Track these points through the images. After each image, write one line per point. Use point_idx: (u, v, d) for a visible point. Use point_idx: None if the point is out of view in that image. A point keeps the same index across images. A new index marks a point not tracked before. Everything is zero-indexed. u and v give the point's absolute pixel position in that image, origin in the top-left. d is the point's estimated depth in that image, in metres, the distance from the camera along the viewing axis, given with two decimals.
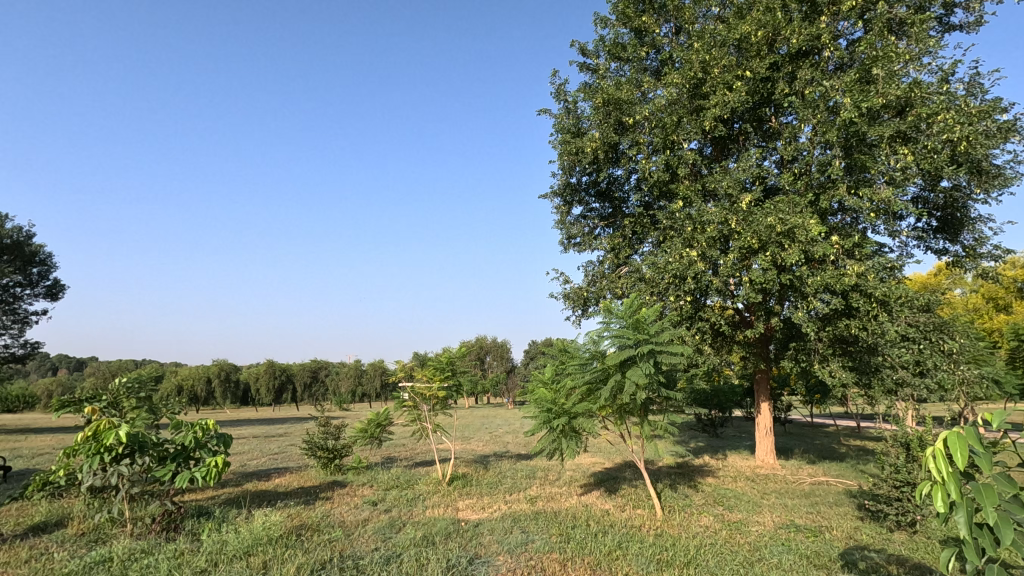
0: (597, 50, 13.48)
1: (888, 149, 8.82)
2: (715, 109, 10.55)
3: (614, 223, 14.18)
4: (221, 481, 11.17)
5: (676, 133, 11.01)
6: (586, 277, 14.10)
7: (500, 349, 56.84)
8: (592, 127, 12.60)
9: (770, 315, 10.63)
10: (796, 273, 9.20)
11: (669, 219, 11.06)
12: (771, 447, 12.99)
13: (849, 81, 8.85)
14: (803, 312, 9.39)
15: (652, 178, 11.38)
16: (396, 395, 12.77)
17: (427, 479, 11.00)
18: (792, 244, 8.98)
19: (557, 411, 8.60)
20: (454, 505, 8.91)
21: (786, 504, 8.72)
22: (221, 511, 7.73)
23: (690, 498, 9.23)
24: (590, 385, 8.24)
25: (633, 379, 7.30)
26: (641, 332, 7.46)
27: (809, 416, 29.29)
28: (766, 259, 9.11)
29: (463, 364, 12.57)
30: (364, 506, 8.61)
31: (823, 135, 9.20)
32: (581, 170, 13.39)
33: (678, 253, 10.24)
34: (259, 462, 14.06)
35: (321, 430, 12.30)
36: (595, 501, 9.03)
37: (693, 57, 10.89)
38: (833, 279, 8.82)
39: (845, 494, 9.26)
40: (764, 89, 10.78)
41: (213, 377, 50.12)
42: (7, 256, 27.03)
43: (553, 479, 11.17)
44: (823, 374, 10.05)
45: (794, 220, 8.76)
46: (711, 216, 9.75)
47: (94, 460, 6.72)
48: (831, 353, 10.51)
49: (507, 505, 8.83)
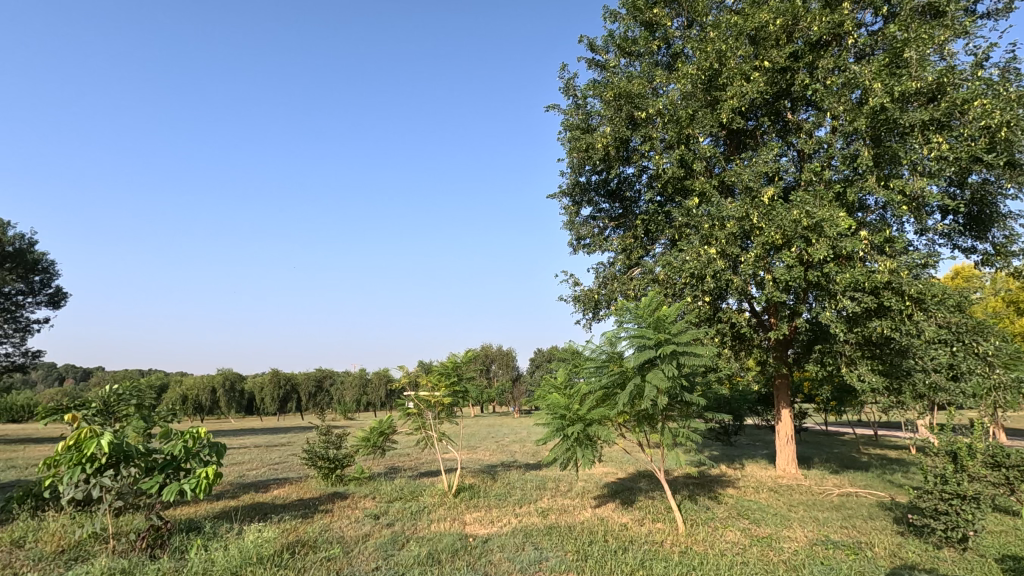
0: (606, 44, 13.07)
1: (921, 136, 8.23)
2: (732, 101, 10.10)
3: (624, 224, 13.74)
4: (217, 492, 10.67)
5: (692, 127, 10.56)
6: (597, 279, 13.65)
7: (503, 358, 56.19)
8: (601, 123, 12.17)
9: (793, 316, 10.07)
10: (823, 270, 8.66)
11: (685, 217, 10.57)
12: (792, 456, 12.40)
13: (877, 68, 8.34)
14: (830, 312, 8.84)
15: (665, 174, 10.90)
16: (399, 403, 12.26)
17: (432, 491, 10.46)
18: (819, 238, 8.44)
19: (572, 417, 7.92)
20: (461, 518, 8.37)
21: (817, 518, 8.13)
22: (212, 526, 7.24)
23: (712, 511, 8.65)
24: (606, 390, 7.72)
25: (653, 382, 6.79)
26: (662, 332, 6.94)
27: (824, 424, 28.41)
28: (792, 256, 8.59)
29: (469, 370, 12.19)
30: (365, 520, 8.09)
31: (850, 124, 8.70)
32: (591, 167, 12.95)
33: (696, 251, 9.74)
34: (259, 472, 13.58)
35: (322, 439, 11.81)
36: (611, 515, 8.48)
37: (708, 47, 10.45)
38: (864, 277, 8.27)
39: (879, 507, 8.65)
40: (782, 80, 10.31)
41: (217, 386, 49.64)
42: (9, 264, 26.67)
43: (564, 491, 10.60)
44: (852, 378, 9.44)
45: (822, 214, 8.24)
46: (730, 211, 9.28)
47: (74, 472, 6.29)
48: (859, 357, 9.88)
49: (517, 519, 8.28)
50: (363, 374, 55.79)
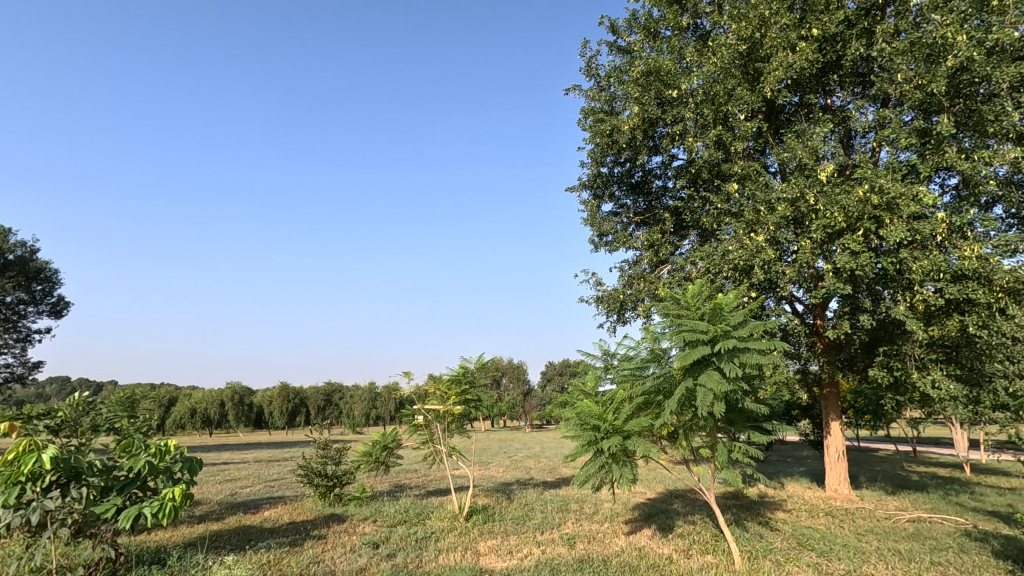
0: (629, 27, 12.08)
1: (1009, 99, 6.99)
2: (776, 72, 9.01)
3: (650, 220, 12.65)
4: (202, 514, 9.52)
5: (730, 105, 9.49)
6: (621, 278, 12.50)
7: (515, 371, 54.59)
8: (626, 105, 11.11)
9: (853, 313, 8.78)
10: (897, 257, 7.39)
11: (724, 204, 9.45)
12: (845, 475, 11.03)
13: (956, 20, 7.17)
14: (904, 307, 7.56)
15: (700, 159, 9.80)
16: (406, 415, 11.10)
17: (441, 513, 9.25)
18: (894, 219, 7.20)
19: (607, 429, 6.55)
20: (474, 548, 7.17)
21: (898, 552, 6.81)
22: (179, 558, 6.14)
23: (767, 540, 7.35)
24: (648, 395, 6.53)
25: (708, 387, 5.56)
26: (719, 324, 5.74)
27: (857, 439, 26.77)
28: (858, 240, 7.37)
29: (482, 376, 11.02)
30: (362, 549, 6.90)
31: (920, 89, 7.54)
32: (614, 156, 11.89)
33: (740, 240, 8.59)
34: (253, 490, 12.46)
35: (320, 454, 10.70)
36: (650, 544, 7.25)
37: (749, 14, 9.32)
38: (947, 263, 7.02)
39: (969, 538, 7.28)
40: (832, 50, 9.19)
41: (226, 401, 48.68)
42: (9, 273, 26.03)
43: (590, 514, 9.36)
44: (926, 384, 8.09)
45: (896, 189, 7.05)
46: (781, 193, 8.16)
47: (10, 493, 5.19)
48: (932, 361, 8.55)
49: (540, 549, 7.04)
50: (372, 389, 54.20)
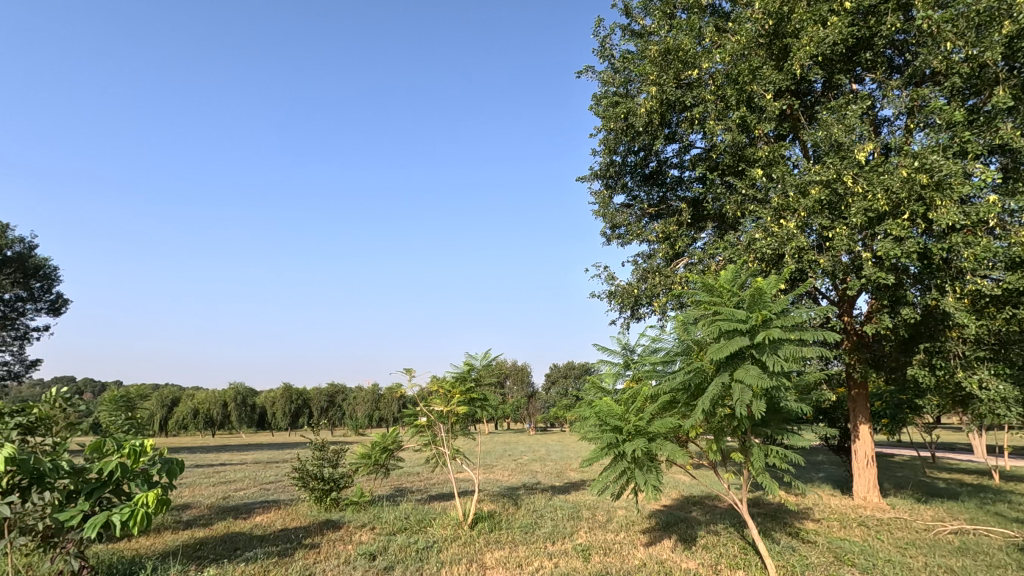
0: (644, 9, 11.48)
1: None
2: (806, 48, 8.33)
3: (665, 212, 12.02)
4: (189, 520, 8.91)
5: (755, 84, 8.85)
6: (635, 273, 11.86)
7: (518, 375, 54.08)
8: (642, 88, 10.48)
9: (889, 307, 8.12)
10: (944, 242, 6.74)
11: (748, 190, 8.81)
12: (874, 482, 10.34)
13: None
14: (952, 298, 6.89)
15: (721, 143, 9.19)
16: (407, 414, 10.49)
17: (443, 520, 8.61)
18: (943, 200, 6.56)
19: (629, 431, 5.90)
20: (480, 560, 6.53)
21: (950, 569, 6.12)
22: (155, 570, 5.51)
23: (802, 554, 6.69)
24: (673, 393, 5.92)
25: (746, 383, 4.92)
26: (758, 312, 5.10)
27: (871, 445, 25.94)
28: (902, 224, 6.72)
29: (487, 375, 10.44)
30: (357, 561, 6.26)
31: (969, 61, 6.93)
32: (628, 143, 11.27)
33: (768, 228, 7.95)
34: (246, 493, 11.85)
35: (316, 456, 10.09)
36: (672, 558, 6.59)
37: None
38: (1002, 249, 6.37)
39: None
40: (865, 26, 8.52)
41: (228, 402, 48.23)
42: (7, 271, 25.60)
43: (602, 522, 8.70)
44: (973, 385, 7.42)
45: (946, 168, 6.42)
46: (814, 175, 7.52)
47: None
48: (977, 359, 7.88)
49: (553, 563, 6.39)
50: (375, 391, 53.61)
